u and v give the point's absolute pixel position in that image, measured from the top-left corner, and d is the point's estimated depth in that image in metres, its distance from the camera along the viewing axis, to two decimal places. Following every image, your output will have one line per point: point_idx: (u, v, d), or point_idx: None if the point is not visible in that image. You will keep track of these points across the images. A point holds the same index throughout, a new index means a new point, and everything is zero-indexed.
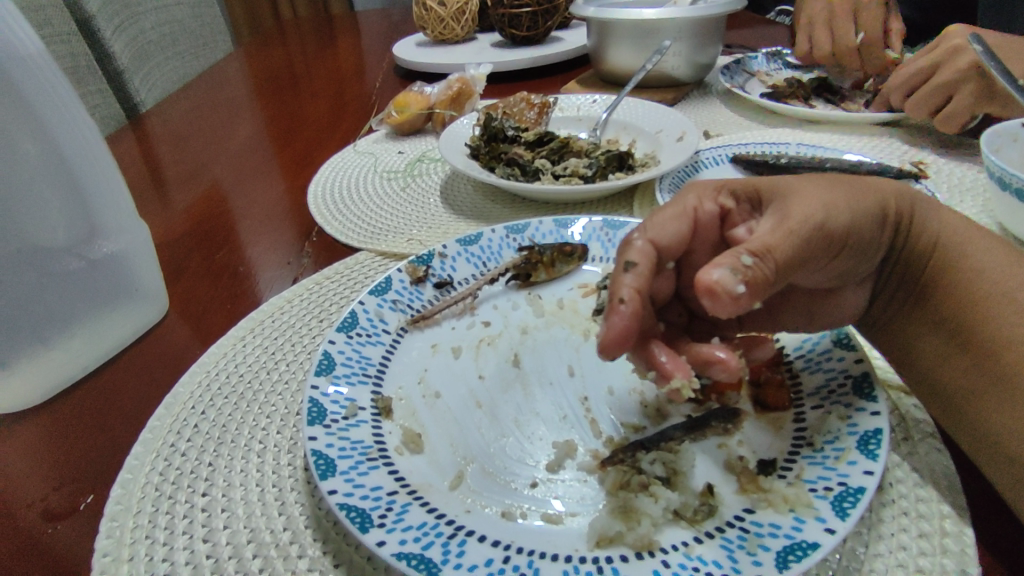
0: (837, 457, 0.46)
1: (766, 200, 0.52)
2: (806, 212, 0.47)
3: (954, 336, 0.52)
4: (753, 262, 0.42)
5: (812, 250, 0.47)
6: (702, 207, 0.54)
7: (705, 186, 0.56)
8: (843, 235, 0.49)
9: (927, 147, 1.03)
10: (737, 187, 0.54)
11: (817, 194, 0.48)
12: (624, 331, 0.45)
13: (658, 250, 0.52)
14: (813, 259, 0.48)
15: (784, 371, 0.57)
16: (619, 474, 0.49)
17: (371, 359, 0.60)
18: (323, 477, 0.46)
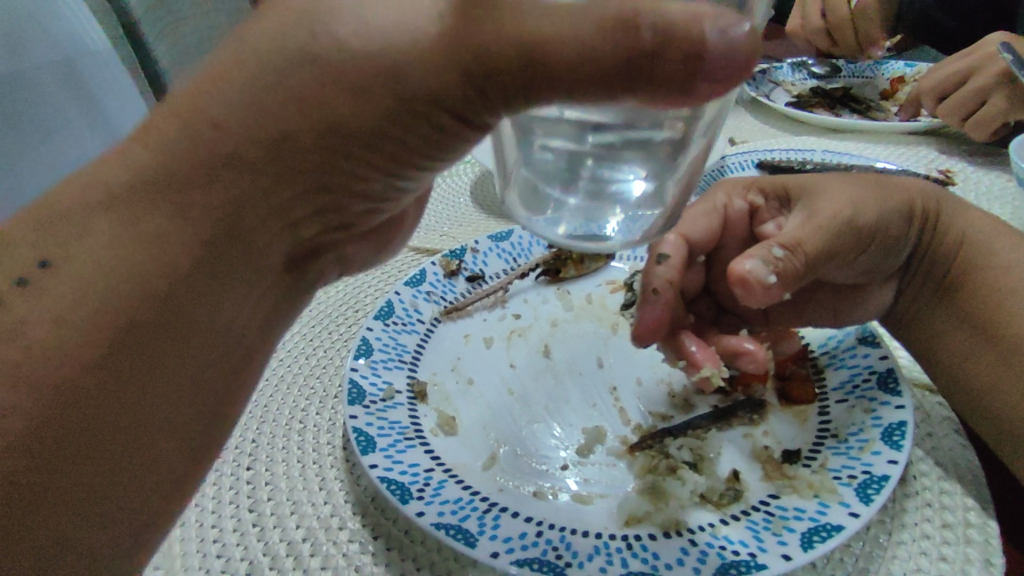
0: (862, 447, 0.48)
1: (796, 198, 0.54)
2: (834, 209, 0.48)
3: (982, 330, 0.53)
4: (784, 254, 0.44)
5: (842, 244, 0.48)
6: (732, 204, 0.56)
7: (735, 184, 0.58)
8: (871, 232, 0.50)
9: (955, 156, 1.03)
10: (766, 184, 0.56)
11: (845, 191, 0.50)
12: (656, 321, 0.47)
13: (690, 244, 0.55)
14: (842, 256, 0.49)
15: (809, 366, 0.58)
16: (647, 458, 0.51)
17: (407, 346, 0.62)
18: (364, 452, 0.48)
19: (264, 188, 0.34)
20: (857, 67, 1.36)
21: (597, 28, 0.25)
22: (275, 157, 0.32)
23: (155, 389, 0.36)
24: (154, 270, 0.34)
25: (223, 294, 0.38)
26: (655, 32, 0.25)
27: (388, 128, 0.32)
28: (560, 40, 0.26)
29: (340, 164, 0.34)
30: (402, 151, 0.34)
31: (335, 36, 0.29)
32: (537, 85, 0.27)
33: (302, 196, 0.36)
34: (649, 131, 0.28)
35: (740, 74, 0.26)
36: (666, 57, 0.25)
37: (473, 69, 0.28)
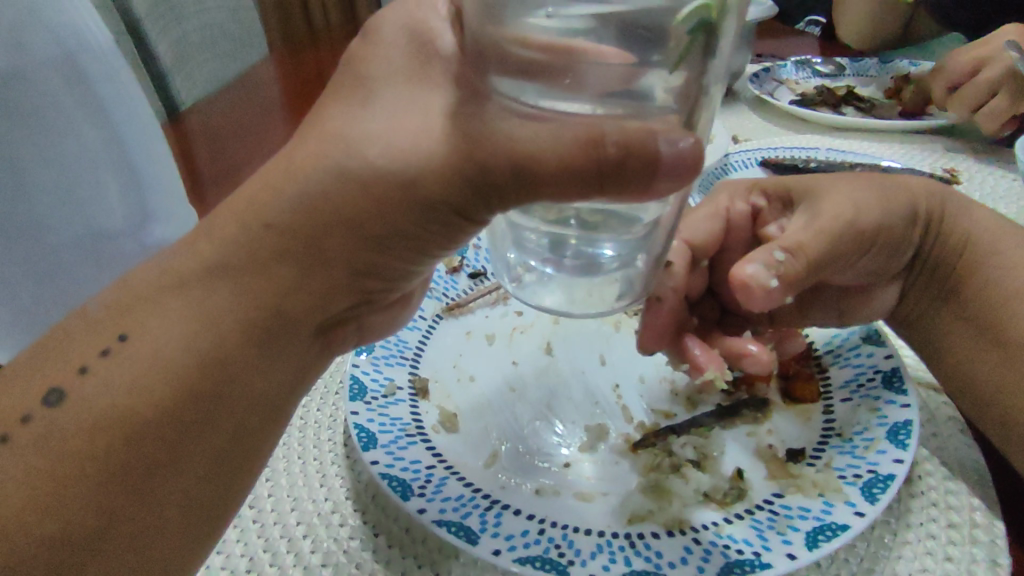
0: (866, 446, 0.47)
1: (798, 199, 0.53)
2: (837, 211, 0.48)
3: (987, 330, 0.52)
4: (786, 258, 0.44)
5: (845, 247, 0.48)
6: (734, 207, 0.56)
7: (737, 186, 0.58)
8: (875, 234, 0.50)
9: (960, 155, 1.02)
10: (768, 186, 0.56)
11: (848, 192, 0.50)
12: (660, 328, 0.49)
13: (692, 248, 0.55)
14: (844, 260, 0.49)
15: (813, 365, 0.57)
16: (650, 457, 0.50)
17: (408, 343, 0.62)
18: (365, 449, 0.48)
19: (314, 268, 0.36)
20: (861, 65, 1.35)
21: (578, 141, 0.29)
22: (327, 237, 0.35)
23: (209, 447, 0.37)
24: (215, 340, 0.36)
25: (272, 365, 0.38)
26: (620, 145, 0.28)
27: (427, 221, 0.34)
28: (544, 155, 0.29)
29: (383, 249, 0.36)
30: (434, 240, 0.37)
31: (359, 151, 0.33)
32: (527, 189, 0.30)
33: (348, 279, 0.37)
34: (612, 226, 0.33)
35: (692, 176, 0.29)
36: (630, 164, 0.28)
37: (472, 174, 0.31)
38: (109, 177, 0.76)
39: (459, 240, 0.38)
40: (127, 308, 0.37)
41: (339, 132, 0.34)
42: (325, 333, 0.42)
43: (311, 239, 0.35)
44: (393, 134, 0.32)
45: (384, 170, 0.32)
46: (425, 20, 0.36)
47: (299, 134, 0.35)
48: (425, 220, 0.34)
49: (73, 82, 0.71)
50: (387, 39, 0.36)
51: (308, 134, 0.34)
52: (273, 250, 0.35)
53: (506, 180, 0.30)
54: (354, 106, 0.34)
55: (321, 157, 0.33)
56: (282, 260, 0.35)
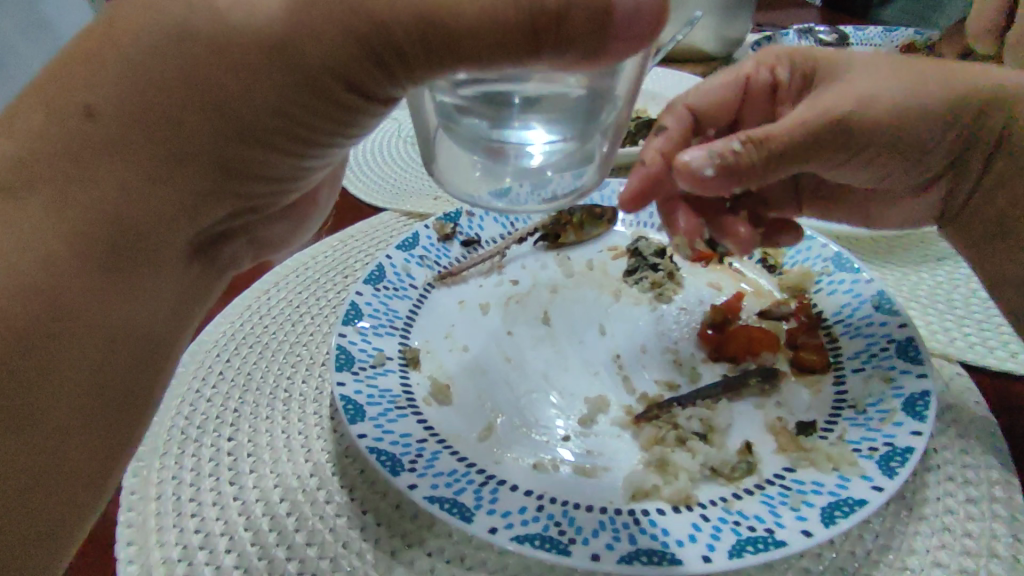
0: (882, 419, 0.45)
1: (818, 74, 0.50)
2: (834, 102, 0.45)
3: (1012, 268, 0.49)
4: (743, 148, 0.43)
5: (829, 146, 0.46)
6: (755, 75, 0.54)
7: (773, 51, 0.55)
8: (888, 126, 0.46)
9: None
10: (803, 58, 0.52)
11: (865, 83, 0.46)
12: (639, 192, 0.49)
13: (696, 113, 0.55)
14: (839, 151, 0.46)
15: (822, 335, 0.55)
16: (654, 429, 0.48)
17: (398, 312, 0.59)
18: (352, 421, 0.45)
19: (179, 161, 0.32)
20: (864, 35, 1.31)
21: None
22: (186, 117, 0.31)
23: (83, 378, 0.34)
24: (67, 263, 0.32)
25: (135, 283, 0.35)
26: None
27: (303, 98, 0.31)
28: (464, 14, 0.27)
29: (254, 138, 0.33)
30: (308, 126, 0.34)
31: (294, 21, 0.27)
32: (440, 51, 0.28)
33: (223, 179, 0.35)
34: (532, 76, 0.29)
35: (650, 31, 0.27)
36: (572, 20, 0.26)
37: (364, 33, 0.28)
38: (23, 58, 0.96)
39: (333, 130, 0.35)
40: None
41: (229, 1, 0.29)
42: (206, 250, 0.42)
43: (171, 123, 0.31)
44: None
45: (255, 35, 0.29)
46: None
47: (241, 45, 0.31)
48: (299, 96, 0.31)
49: None
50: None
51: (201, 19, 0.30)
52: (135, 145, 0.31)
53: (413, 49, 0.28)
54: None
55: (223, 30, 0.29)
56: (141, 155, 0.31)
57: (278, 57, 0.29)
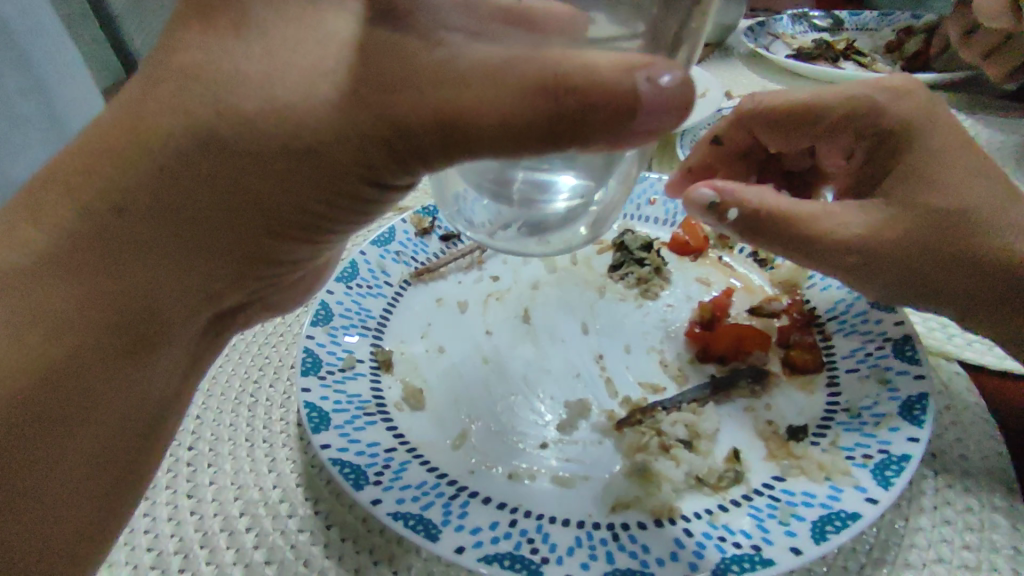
0: (877, 423, 0.43)
1: (896, 148, 0.47)
2: (868, 219, 0.45)
3: (989, 281, 0.45)
4: (739, 219, 0.45)
5: (834, 261, 0.46)
6: (855, 120, 0.49)
7: (910, 98, 0.48)
8: (912, 271, 0.45)
9: (965, 110, 0.97)
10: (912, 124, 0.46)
11: (920, 214, 0.44)
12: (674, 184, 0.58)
13: (769, 118, 0.54)
14: (838, 268, 0.47)
15: (815, 333, 0.53)
16: (637, 436, 0.45)
17: (371, 311, 0.56)
18: (316, 431, 0.42)
19: (190, 258, 0.31)
20: (860, 19, 1.28)
21: (528, 90, 0.24)
22: (199, 208, 0.29)
23: (89, 458, 0.33)
24: (82, 343, 0.31)
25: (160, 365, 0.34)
26: (579, 97, 0.24)
27: (331, 190, 0.30)
28: (487, 111, 0.25)
29: (277, 230, 0.32)
30: (333, 215, 0.33)
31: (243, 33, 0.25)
32: (457, 140, 0.26)
33: (239, 270, 0.33)
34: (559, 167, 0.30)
35: (675, 116, 0.26)
36: (594, 120, 0.25)
37: (386, 134, 0.27)
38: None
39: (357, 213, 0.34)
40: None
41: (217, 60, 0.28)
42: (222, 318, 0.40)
43: (191, 219, 0.30)
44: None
45: (280, 133, 0.27)
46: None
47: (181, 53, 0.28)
48: (325, 190, 0.30)
49: None
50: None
51: (178, 70, 0.28)
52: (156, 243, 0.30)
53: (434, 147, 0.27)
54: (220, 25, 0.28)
55: (249, 130, 0.27)
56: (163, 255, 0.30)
57: (309, 158, 0.28)
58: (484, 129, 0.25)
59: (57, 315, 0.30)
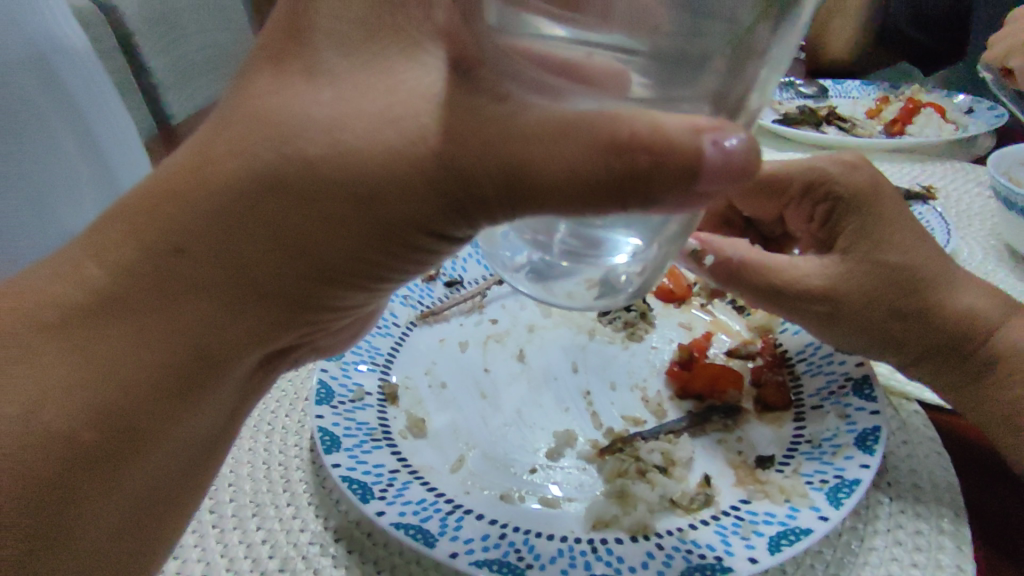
0: (834, 452, 0.47)
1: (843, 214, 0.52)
2: (830, 273, 0.51)
3: (941, 332, 0.50)
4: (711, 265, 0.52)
5: (802, 311, 0.52)
6: (814, 190, 0.55)
7: (859, 171, 0.54)
8: (871, 322, 0.50)
9: (936, 172, 1.04)
10: (859, 195, 0.52)
11: (872, 272, 0.50)
12: None
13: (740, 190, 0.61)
14: (810, 316, 0.52)
15: (785, 373, 0.57)
16: (617, 462, 0.49)
17: (380, 349, 0.61)
18: (328, 451, 0.47)
19: (253, 300, 0.35)
20: (844, 87, 1.39)
21: (597, 148, 0.26)
22: (266, 265, 0.33)
23: (129, 481, 0.36)
24: (153, 381, 0.34)
25: (198, 409, 0.37)
26: (649, 153, 0.26)
27: (376, 241, 0.33)
28: (554, 160, 0.27)
29: (335, 277, 0.35)
30: (372, 266, 0.36)
31: (301, 107, 0.30)
32: (522, 198, 0.29)
33: (292, 309, 0.37)
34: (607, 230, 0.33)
35: (743, 180, 0.27)
36: (658, 178, 0.27)
37: (452, 188, 0.30)
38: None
39: (397, 268, 0.37)
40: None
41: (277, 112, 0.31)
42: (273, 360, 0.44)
43: (247, 260, 0.33)
44: (343, 112, 0.30)
45: (341, 183, 0.30)
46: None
47: (231, 107, 0.32)
48: (372, 240, 0.33)
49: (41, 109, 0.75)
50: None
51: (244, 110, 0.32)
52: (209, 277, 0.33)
53: (498, 197, 0.29)
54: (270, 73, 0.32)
55: (313, 179, 0.31)
56: (211, 292, 0.33)
57: (365, 208, 0.31)
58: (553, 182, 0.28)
59: (123, 342, 0.33)
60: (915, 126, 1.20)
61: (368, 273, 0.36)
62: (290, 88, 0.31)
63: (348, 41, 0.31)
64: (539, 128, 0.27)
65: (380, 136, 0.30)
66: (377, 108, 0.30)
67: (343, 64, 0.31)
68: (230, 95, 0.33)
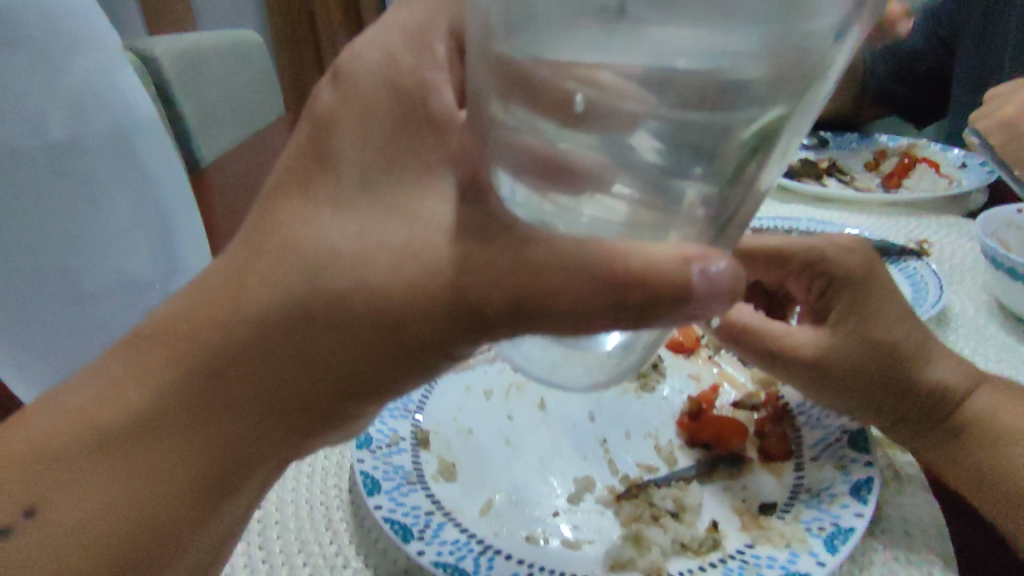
0: (831, 501, 0.51)
1: (834, 293, 0.58)
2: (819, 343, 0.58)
3: (915, 402, 0.56)
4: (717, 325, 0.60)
5: (793, 374, 0.59)
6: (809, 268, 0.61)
7: (853, 254, 0.60)
8: (854, 389, 0.57)
9: (930, 227, 1.10)
10: (851, 278, 0.58)
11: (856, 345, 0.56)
12: None
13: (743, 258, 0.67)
14: (801, 378, 0.59)
15: (787, 425, 0.62)
16: (632, 508, 0.54)
17: (412, 395, 0.65)
18: (370, 494, 0.52)
19: (283, 418, 0.38)
20: (843, 139, 1.45)
21: (594, 282, 0.29)
22: (295, 387, 0.36)
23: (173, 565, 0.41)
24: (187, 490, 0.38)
25: (230, 507, 0.41)
26: (643, 287, 0.29)
27: (399, 364, 0.36)
28: (564, 292, 0.31)
29: (361, 396, 0.37)
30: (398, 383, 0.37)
31: (322, 233, 0.35)
32: (526, 313, 0.32)
33: (324, 422, 0.39)
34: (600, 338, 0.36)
35: (720, 298, 0.30)
36: (652, 290, 0.29)
37: (462, 310, 0.33)
38: (139, 231, 0.64)
39: (417, 384, 0.39)
40: (40, 468, 0.39)
41: (305, 236, 0.35)
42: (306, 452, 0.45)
43: (275, 382, 0.36)
44: (364, 227, 0.34)
45: (364, 314, 0.34)
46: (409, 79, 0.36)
47: (262, 226, 0.36)
48: (395, 364, 0.35)
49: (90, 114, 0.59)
50: (370, 103, 0.37)
51: (272, 227, 0.36)
52: (242, 400, 0.36)
53: (502, 305, 0.32)
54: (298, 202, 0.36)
55: (338, 312, 0.34)
56: (245, 411, 0.37)
57: (385, 336, 0.34)
58: (560, 308, 0.31)
59: (165, 458, 0.38)
60: (911, 181, 1.27)
61: (401, 387, 0.38)
62: (314, 219, 0.35)
63: (370, 172, 0.35)
64: (544, 263, 0.30)
65: (402, 267, 0.33)
66: (399, 239, 0.34)
67: (365, 195, 0.35)
68: (262, 225, 0.36)
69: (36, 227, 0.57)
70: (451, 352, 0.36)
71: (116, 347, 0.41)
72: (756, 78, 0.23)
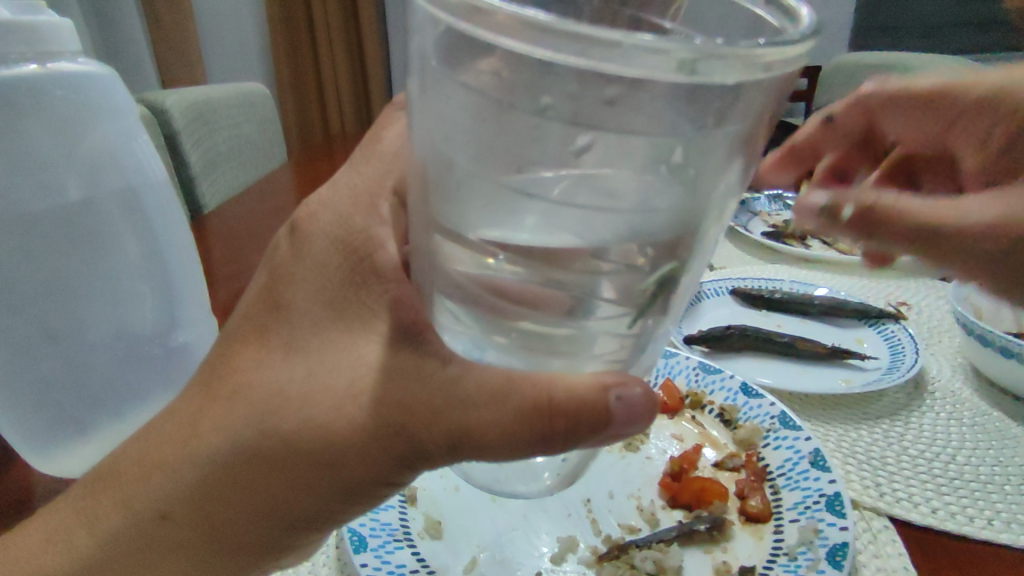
0: (808, 566, 0.53)
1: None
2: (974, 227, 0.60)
3: None
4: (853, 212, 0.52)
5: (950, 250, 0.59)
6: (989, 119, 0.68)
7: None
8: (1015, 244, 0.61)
9: (910, 289, 1.14)
10: None
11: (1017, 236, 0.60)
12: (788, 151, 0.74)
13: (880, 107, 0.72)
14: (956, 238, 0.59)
15: (767, 487, 0.64)
16: (613, 568, 0.55)
17: None
18: (357, 551, 0.53)
19: (235, 545, 0.43)
20: None
21: (525, 414, 0.34)
22: (243, 522, 0.42)
23: None
24: None
25: None
26: (565, 420, 0.34)
27: (337, 494, 0.41)
28: (493, 428, 0.36)
29: (307, 518, 0.43)
30: (342, 506, 0.43)
31: (277, 382, 0.41)
32: (461, 449, 0.38)
33: (277, 541, 0.44)
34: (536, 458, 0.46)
35: (640, 422, 0.36)
36: (578, 427, 0.35)
37: (403, 443, 0.39)
38: (148, 285, 0.64)
39: (352, 511, 0.44)
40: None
41: (256, 385, 0.41)
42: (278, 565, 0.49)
43: (224, 517, 0.42)
44: (321, 366, 0.40)
45: (304, 453, 0.39)
46: (380, 217, 0.45)
47: (224, 375, 0.43)
48: (335, 492, 0.41)
49: (109, 174, 0.62)
50: (325, 258, 0.43)
51: (234, 371, 0.43)
52: (195, 534, 0.42)
53: (440, 441, 0.38)
54: (256, 350, 0.42)
55: (279, 452, 0.40)
56: (196, 543, 0.42)
57: (326, 470, 0.40)
58: (488, 440, 0.37)
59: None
60: None
61: (352, 504, 0.43)
62: (270, 362, 0.41)
63: (324, 314, 0.42)
64: (473, 399, 0.36)
65: (343, 409, 0.39)
66: (342, 382, 0.39)
67: (316, 340, 0.41)
68: (222, 376, 0.43)
69: (49, 286, 0.58)
70: (387, 480, 0.41)
71: (95, 474, 0.47)
72: (646, 258, 0.29)
